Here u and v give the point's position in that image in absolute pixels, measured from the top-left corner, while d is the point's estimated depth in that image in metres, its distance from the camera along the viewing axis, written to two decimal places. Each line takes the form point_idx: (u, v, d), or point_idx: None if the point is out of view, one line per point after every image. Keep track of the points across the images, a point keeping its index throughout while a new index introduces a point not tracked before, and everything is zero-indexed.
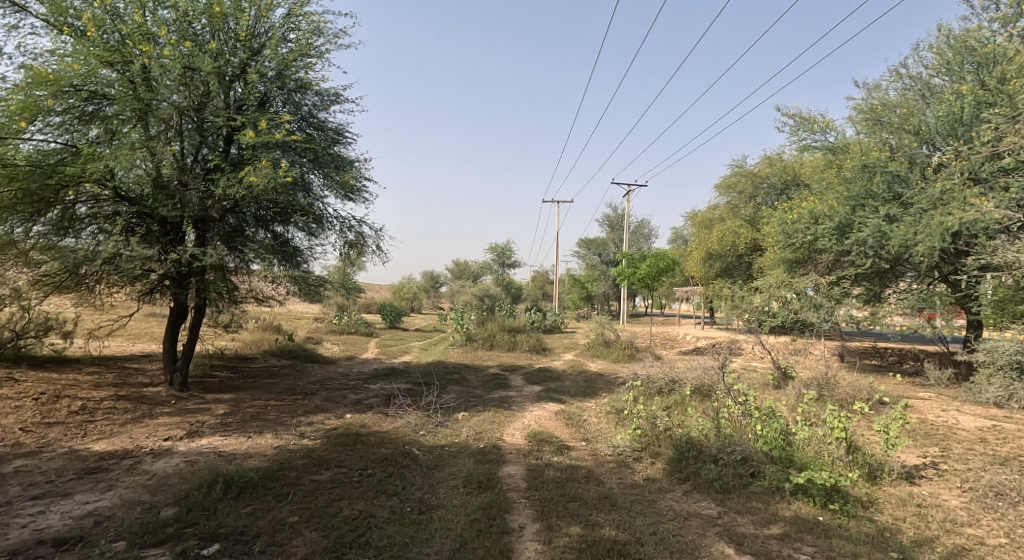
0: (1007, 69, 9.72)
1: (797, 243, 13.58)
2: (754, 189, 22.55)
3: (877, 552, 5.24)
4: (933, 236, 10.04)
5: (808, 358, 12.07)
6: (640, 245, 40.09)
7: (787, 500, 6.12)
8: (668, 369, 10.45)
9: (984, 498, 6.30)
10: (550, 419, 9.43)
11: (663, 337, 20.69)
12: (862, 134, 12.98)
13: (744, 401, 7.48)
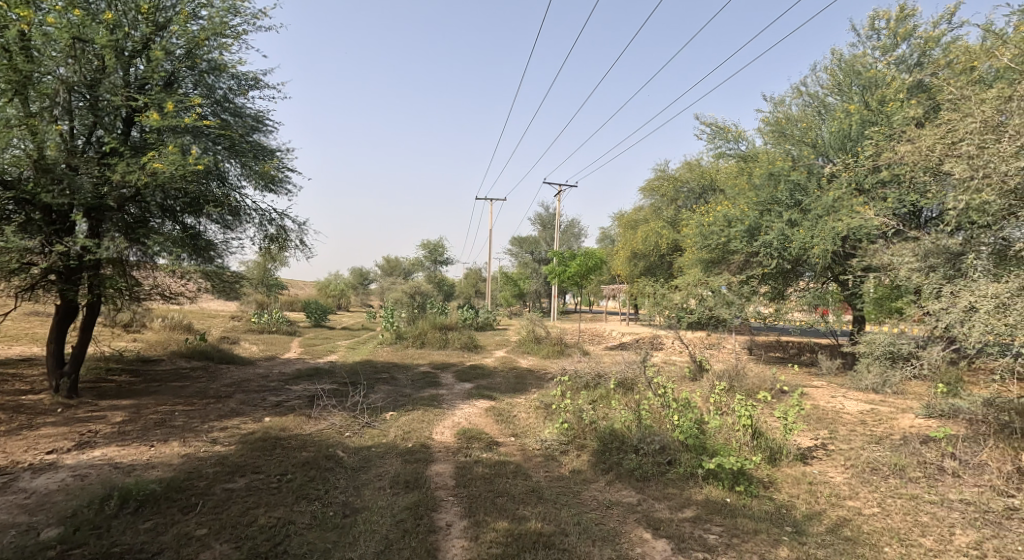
0: (886, 93, 10.98)
1: (712, 244, 14.45)
2: (675, 193, 23.81)
3: (773, 528, 5.80)
4: (826, 240, 11.17)
5: (721, 352, 13.05)
6: (570, 244, 41.15)
7: (699, 484, 6.69)
8: (593, 364, 11.00)
9: (863, 473, 7.12)
10: (480, 416, 9.71)
11: (590, 333, 21.46)
12: (769, 145, 14.11)
13: (663, 394, 8.08)
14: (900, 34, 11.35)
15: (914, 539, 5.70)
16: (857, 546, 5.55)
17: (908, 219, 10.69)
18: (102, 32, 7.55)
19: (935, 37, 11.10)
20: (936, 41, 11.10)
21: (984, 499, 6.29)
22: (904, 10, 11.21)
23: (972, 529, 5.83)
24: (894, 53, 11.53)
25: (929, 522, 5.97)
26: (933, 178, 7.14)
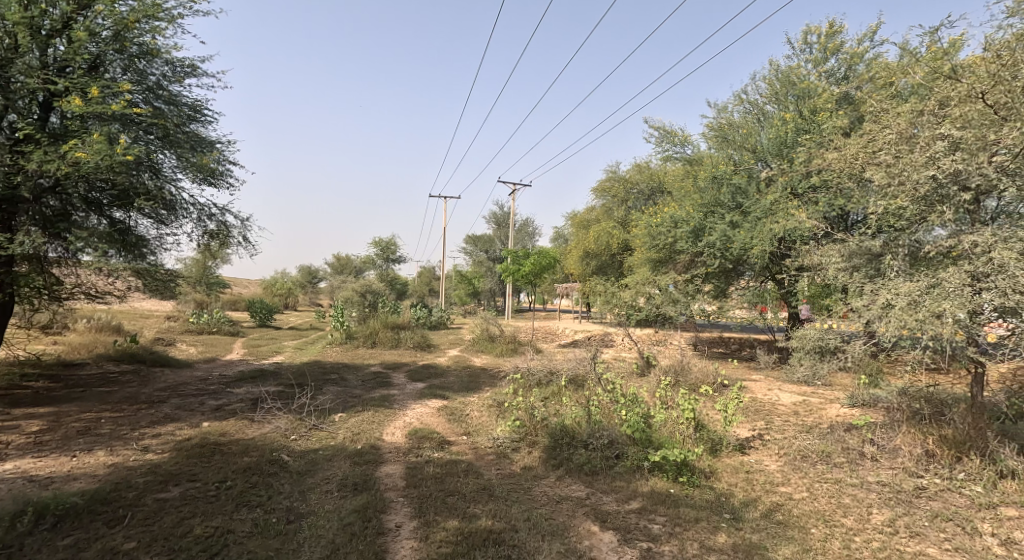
0: (817, 104, 11.69)
1: (660, 243, 14.90)
2: (625, 194, 24.43)
3: (713, 515, 6.03)
4: (763, 241, 11.82)
5: (668, 348, 13.54)
6: (524, 243, 41.49)
7: (645, 477, 6.96)
8: (545, 362, 11.24)
9: (795, 460, 7.46)
10: (432, 415, 9.77)
11: (543, 332, 21.77)
12: (713, 149, 14.72)
13: (612, 391, 8.39)
14: (829, 48, 12.13)
15: (836, 519, 5.96)
16: (788, 529, 5.77)
17: (837, 222, 11.39)
18: (14, 8, 7.19)
19: (860, 53, 11.94)
20: (861, 56, 11.95)
21: (898, 480, 6.60)
22: (833, 26, 11.98)
23: (887, 508, 6.11)
24: (824, 66, 12.30)
25: (851, 503, 6.25)
26: (856, 186, 7.56)
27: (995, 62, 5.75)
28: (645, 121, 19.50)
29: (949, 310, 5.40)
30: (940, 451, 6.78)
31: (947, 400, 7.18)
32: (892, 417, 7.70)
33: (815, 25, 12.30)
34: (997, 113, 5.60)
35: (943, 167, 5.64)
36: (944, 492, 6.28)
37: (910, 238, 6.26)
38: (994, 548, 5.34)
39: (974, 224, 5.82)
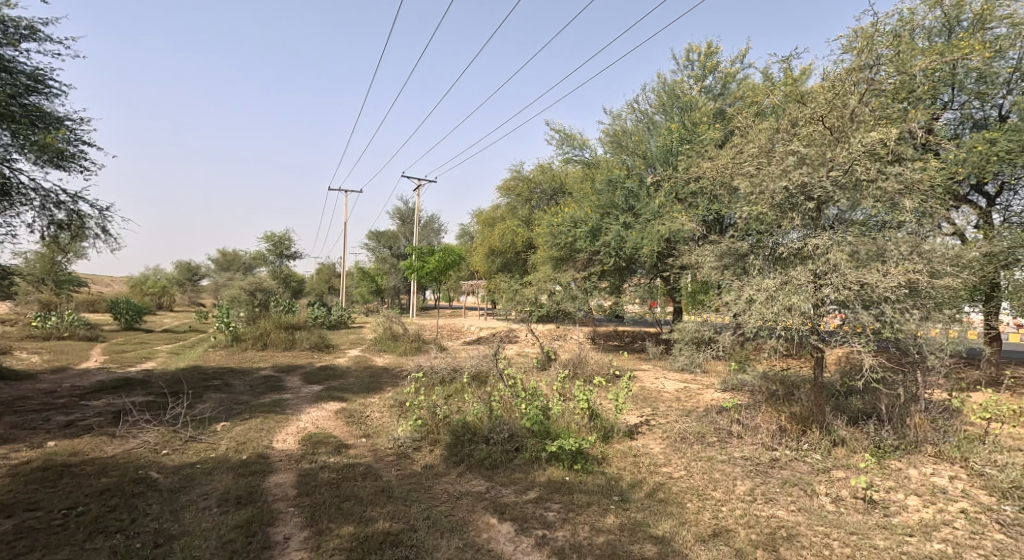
0: (698, 118, 12.82)
1: (561, 242, 15.49)
2: (528, 193, 25.09)
3: (603, 498, 6.49)
4: (652, 242, 12.75)
5: (567, 343, 14.19)
6: (429, 239, 41.18)
7: (543, 467, 7.34)
8: (448, 360, 11.42)
9: (676, 442, 8.13)
10: (328, 419, 9.60)
11: (448, 329, 21.87)
12: (608, 153, 15.60)
13: (513, 386, 8.73)
14: (707, 67, 13.35)
15: (708, 493, 6.62)
16: (668, 506, 6.31)
17: (713, 225, 12.59)
18: None
19: (733, 72, 13.28)
20: (733, 75, 13.28)
21: (757, 454, 7.36)
22: (711, 47, 13.20)
23: (748, 479, 6.83)
24: (704, 82, 13.52)
25: (720, 477, 6.95)
26: (726, 193, 8.30)
27: (831, 91, 6.71)
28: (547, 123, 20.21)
29: (796, 303, 6.14)
30: (790, 426, 7.59)
31: (796, 381, 8.24)
32: (753, 397, 8.73)
33: (697, 44, 13.47)
34: (834, 133, 6.54)
35: (793, 179, 6.42)
36: (792, 461, 7.10)
37: (769, 241, 6.94)
38: (826, 505, 6.15)
39: (816, 229, 6.59)
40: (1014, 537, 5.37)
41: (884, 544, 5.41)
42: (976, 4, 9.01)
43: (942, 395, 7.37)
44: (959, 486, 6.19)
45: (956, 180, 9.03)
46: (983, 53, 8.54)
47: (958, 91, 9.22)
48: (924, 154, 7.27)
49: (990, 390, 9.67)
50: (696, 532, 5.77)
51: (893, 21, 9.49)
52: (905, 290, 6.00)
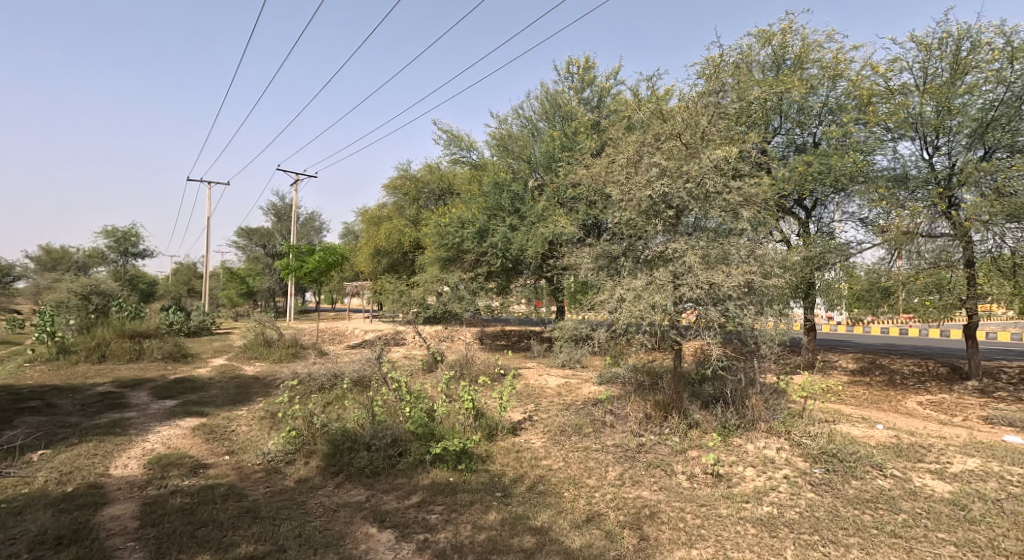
0: (577, 127, 13.59)
1: (448, 244, 15.40)
2: (416, 193, 24.84)
3: (485, 495, 6.74)
4: (536, 244, 13.28)
5: (455, 343, 14.30)
6: (309, 238, 39.18)
7: (427, 470, 7.44)
8: (328, 365, 11.09)
9: (556, 435, 8.61)
10: (182, 437, 8.92)
11: (330, 332, 21.00)
12: (494, 156, 15.99)
13: (397, 388, 8.69)
14: (585, 80, 14.21)
15: (583, 481, 7.11)
16: (547, 497, 6.68)
17: (591, 229, 13.35)
18: None
19: (608, 87, 14.26)
20: (608, 89, 14.27)
21: (626, 440, 7.98)
22: (588, 62, 14.08)
23: (618, 464, 7.43)
24: (582, 94, 14.36)
25: (594, 465, 7.49)
26: (600, 200, 8.90)
27: (686, 113, 7.55)
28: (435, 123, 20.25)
29: (658, 301, 6.74)
30: (654, 413, 8.38)
31: (660, 370, 9.08)
32: (624, 388, 9.45)
33: (576, 58, 14.29)
34: (690, 148, 7.34)
35: (656, 189, 7.07)
36: (655, 444, 7.81)
37: (639, 245, 7.58)
38: (682, 482, 6.89)
39: (676, 234, 7.34)
40: (822, 495, 6.39)
41: (727, 512, 6.16)
42: (797, 45, 10.50)
43: (772, 378, 8.54)
44: (784, 456, 7.22)
45: (784, 195, 10.45)
46: (802, 87, 9.99)
47: (786, 118, 10.70)
48: (756, 172, 8.30)
49: (808, 372, 11.33)
50: (571, 519, 6.15)
51: (732, 54, 10.73)
52: (743, 290, 6.87)
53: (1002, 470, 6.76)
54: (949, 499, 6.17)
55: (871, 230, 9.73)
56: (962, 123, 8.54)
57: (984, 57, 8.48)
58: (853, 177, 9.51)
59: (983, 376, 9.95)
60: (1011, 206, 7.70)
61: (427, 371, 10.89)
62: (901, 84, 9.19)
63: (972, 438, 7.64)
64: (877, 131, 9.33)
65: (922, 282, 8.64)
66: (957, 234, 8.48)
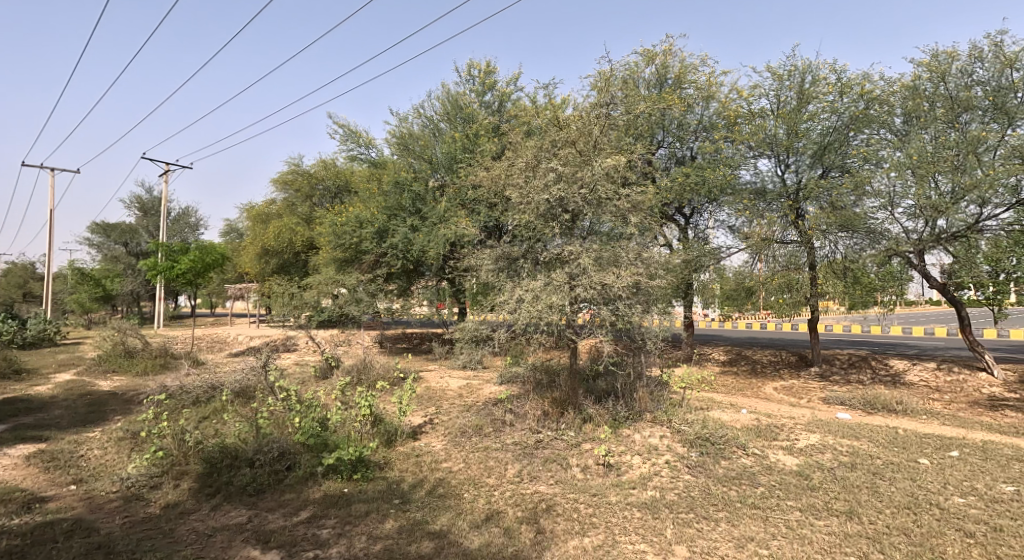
0: (477, 130, 13.74)
1: (345, 244, 14.90)
2: (309, 190, 23.57)
3: (382, 503, 6.62)
4: (439, 245, 13.16)
5: (353, 347, 13.79)
6: (183, 235, 35.69)
7: (319, 483, 7.17)
8: (205, 376, 10.26)
9: (455, 437, 8.65)
10: (13, 468, 7.81)
11: (209, 339, 19.24)
12: (395, 155, 15.72)
13: (285, 397, 8.24)
14: (487, 84, 14.44)
15: (483, 480, 7.23)
16: (446, 500, 6.70)
17: (493, 231, 13.19)
18: None
19: (508, 92, 14.59)
20: (509, 95, 14.61)
21: (525, 438, 8.22)
22: (489, 66, 14.33)
23: (517, 461, 7.65)
24: (483, 97, 14.59)
25: (493, 464, 7.65)
26: (500, 202, 9.10)
27: (580, 122, 7.97)
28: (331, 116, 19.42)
29: (555, 301, 7.04)
30: (551, 410, 8.71)
31: (556, 368, 9.47)
32: (523, 386, 9.73)
33: (477, 61, 14.48)
34: (584, 155, 7.74)
35: (553, 194, 7.39)
36: (552, 440, 8.12)
37: (538, 247, 7.91)
38: (577, 475, 7.24)
39: (572, 237, 7.72)
40: (698, 476, 7.04)
41: (616, 499, 6.58)
42: (676, 66, 11.46)
43: (656, 370, 9.29)
44: (666, 443, 7.85)
45: (666, 204, 11.36)
46: (681, 105, 10.93)
47: (667, 133, 11.67)
48: (643, 180, 8.94)
49: (687, 365, 12.40)
50: (471, 519, 6.23)
51: (620, 70, 11.49)
52: (631, 289, 7.37)
53: (836, 442, 7.85)
54: (796, 471, 7.08)
55: (737, 236, 10.80)
56: (806, 146, 9.81)
57: (820, 89, 9.76)
58: (722, 189, 10.53)
59: (822, 361, 11.53)
60: (842, 217, 8.98)
61: (322, 378, 10.39)
62: (760, 108, 10.34)
63: (814, 416, 8.79)
64: (741, 149, 10.43)
65: (776, 282, 9.88)
66: (802, 242, 9.63)
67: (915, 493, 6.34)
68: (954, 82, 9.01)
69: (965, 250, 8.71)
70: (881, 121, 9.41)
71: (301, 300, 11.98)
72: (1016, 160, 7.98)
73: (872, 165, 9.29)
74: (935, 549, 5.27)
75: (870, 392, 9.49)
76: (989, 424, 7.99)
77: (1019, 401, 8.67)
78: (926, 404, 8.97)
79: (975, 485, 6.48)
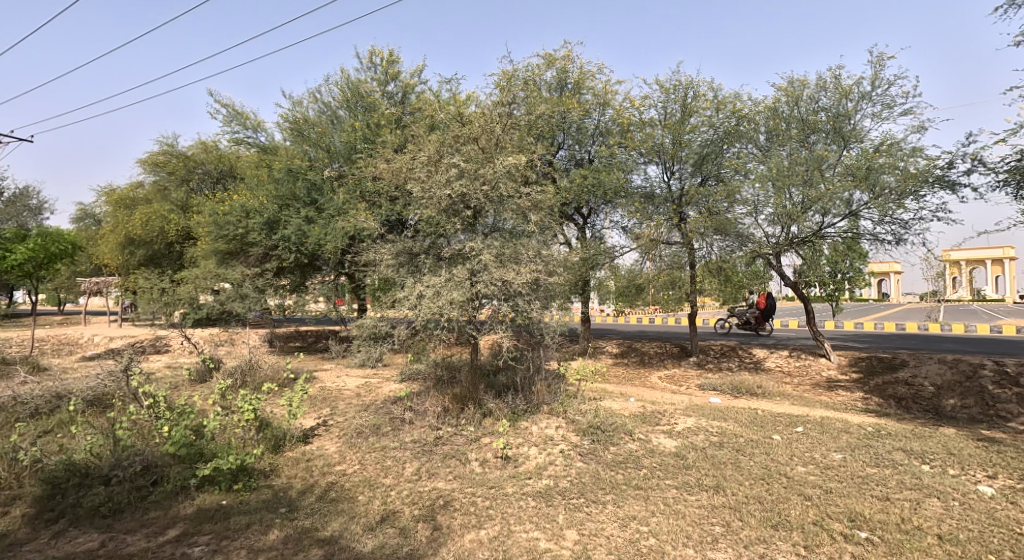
0: (379, 120, 13.28)
1: (228, 235, 13.66)
2: (186, 173, 21.17)
3: (266, 514, 6.20)
4: (336, 239, 12.41)
5: (238, 347, 12.55)
6: (20, 219, 30.58)
7: (192, 497, 6.55)
8: (50, 384, 8.92)
9: (351, 438, 8.35)
10: None
11: (55, 341, 16.71)
12: (287, 141, 14.79)
13: (151, 404, 7.36)
14: (389, 73, 14.06)
15: (379, 481, 7.06)
16: (339, 504, 6.44)
17: (396, 226, 12.43)
18: None
19: (411, 84, 14.31)
20: (412, 87, 14.33)
21: (424, 435, 8.14)
22: (392, 56, 13.96)
23: (415, 459, 7.56)
24: (385, 87, 14.18)
25: (391, 464, 7.49)
26: (402, 195, 8.89)
27: (483, 118, 8.01)
28: (210, 93, 17.64)
29: (456, 297, 7.01)
30: (451, 406, 8.71)
31: (457, 364, 9.50)
32: (423, 383, 9.62)
33: (378, 49, 14.02)
34: (486, 152, 7.82)
35: (455, 189, 7.37)
36: (452, 436, 8.12)
37: (440, 243, 7.87)
38: (475, 469, 7.33)
39: (474, 233, 7.77)
40: (588, 463, 7.45)
41: (512, 490, 6.75)
42: (575, 72, 11.94)
43: (554, 364, 9.67)
44: (561, 433, 8.20)
45: (565, 204, 11.89)
46: (580, 109, 11.46)
47: (567, 135, 12.21)
48: (544, 179, 9.23)
49: (584, 358, 13.05)
50: (365, 522, 6.04)
51: (522, 71, 11.74)
52: (530, 286, 7.59)
53: (707, 424, 8.71)
54: (675, 452, 7.76)
55: (629, 236, 11.50)
56: (688, 155, 10.68)
57: (700, 104, 10.72)
58: (617, 192, 11.19)
59: (699, 351, 12.70)
60: (716, 221, 9.97)
61: (199, 382, 9.47)
62: (649, 118, 11.11)
63: (691, 402, 9.68)
64: (633, 155, 11.11)
65: (663, 279, 10.70)
66: (684, 242, 10.55)
67: (769, 465, 7.24)
68: (805, 106, 10.35)
69: (811, 254, 10.02)
70: (748, 136, 10.59)
71: (173, 296, 11.01)
72: (849, 177, 9.44)
73: (741, 175, 10.44)
74: (782, 512, 6.03)
75: (737, 378, 10.66)
76: (828, 402, 9.34)
77: (850, 382, 10.22)
78: (781, 387, 10.25)
79: (814, 455, 7.55)
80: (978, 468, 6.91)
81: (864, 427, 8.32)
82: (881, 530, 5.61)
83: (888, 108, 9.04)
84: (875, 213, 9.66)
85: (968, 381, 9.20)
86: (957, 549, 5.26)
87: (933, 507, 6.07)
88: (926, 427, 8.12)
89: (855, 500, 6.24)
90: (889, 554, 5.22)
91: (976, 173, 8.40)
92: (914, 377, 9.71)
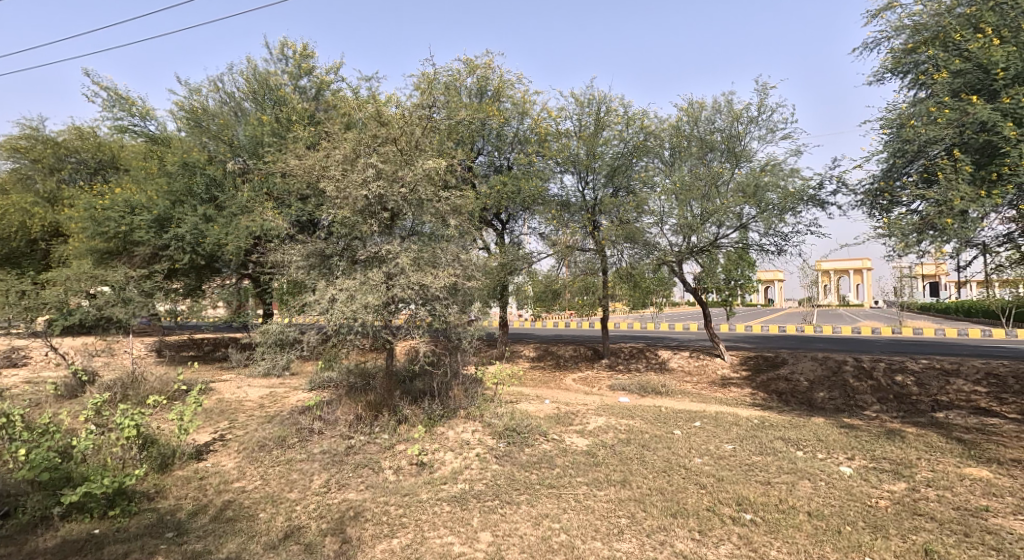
0: (290, 114, 12.50)
1: (108, 232, 12.09)
2: (55, 162, 18.54)
3: (149, 540, 5.59)
4: (239, 238, 11.50)
5: (119, 356, 11.23)
6: None
7: (57, 528, 5.75)
8: None
9: (251, 453, 7.77)
10: None
11: None
12: (183, 132, 13.53)
13: (4, 424, 6.25)
14: (302, 68, 13.30)
15: (283, 496, 6.64)
16: (236, 523, 5.96)
17: (307, 227, 11.77)
18: None
19: (326, 80, 13.61)
20: (327, 83, 13.65)
21: (335, 445, 7.79)
22: (306, 50, 13.22)
23: (324, 471, 7.19)
24: (298, 81, 13.41)
25: (297, 477, 7.08)
26: (315, 195, 8.40)
27: (405, 122, 7.82)
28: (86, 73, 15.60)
29: (372, 302, 6.75)
30: (365, 414, 8.40)
31: (371, 371, 9.20)
32: (335, 391, 9.18)
33: (291, 42, 13.23)
34: (404, 154, 7.64)
35: (372, 190, 7.11)
36: (364, 445, 7.83)
37: (355, 246, 7.52)
38: (389, 477, 7.12)
39: (391, 236, 7.55)
40: (504, 465, 7.54)
41: (427, 496, 6.64)
42: (495, 80, 12.01)
43: (471, 368, 9.66)
44: (477, 437, 8.23)
45: (484, 209, 12.00)
46: (500, 117, 11.60)
47: (486, 141, 12.32)
48: (463, 184, 9.17)
49: (500, 363, 13.16)
50: (266, 540, 5.65)
51: (442, 75, 11.64)
52: (448, 290, 7.48)
53: (617, 422, 9.19)
54: (585, 450, 8.10)
55: (546, 242, 11.85)
56: (601, 166, 11.17)
57: (612, 119, 11.23)
58: (535, 199, 11.48)
59: (611, 353, 13.34)
60: (627, 230, 10.52)
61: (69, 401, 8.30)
62: (565, 128, 11.46)
63: (603, 402, 10.15)
64: (550, 164, 11.42)
65: (578, 285, 11.16)
66: (598, 250, 11.05)
67: (671, 458, 7.78)
68: (703, 127, 11.23)
69: (708, 262, 10.95)
70: (654, 152, 11.29)
71: (36, 300, 9.56)
72: (740, 193, 10.39)
73: (649, 188, 11.12)
74: (680, 501, 6.51)
75: (644, 378, 11.36)
76: (721, 398, 10.20)
77: (740, 379, 11.27)
78: (682, 386, 11.09)
79: (709, 447, 8.21)
80: (841, 451, 7.89)
81: (752, 420, 9.21)
82: (763, 511, 6.24)
83: (772, 132, 10.02)
84: (762, 226, 10.69)
85: (833, 375, 10.50)
86: (823, 523, 5.98)
87: (805, 488, 6.85)
88: (800, 417, 9.16)
89: (742, 486, 6.89)
90: (769, 532, 5.81)
91: (839, 193, 9.57)
92: (792, 373, 10.91)
